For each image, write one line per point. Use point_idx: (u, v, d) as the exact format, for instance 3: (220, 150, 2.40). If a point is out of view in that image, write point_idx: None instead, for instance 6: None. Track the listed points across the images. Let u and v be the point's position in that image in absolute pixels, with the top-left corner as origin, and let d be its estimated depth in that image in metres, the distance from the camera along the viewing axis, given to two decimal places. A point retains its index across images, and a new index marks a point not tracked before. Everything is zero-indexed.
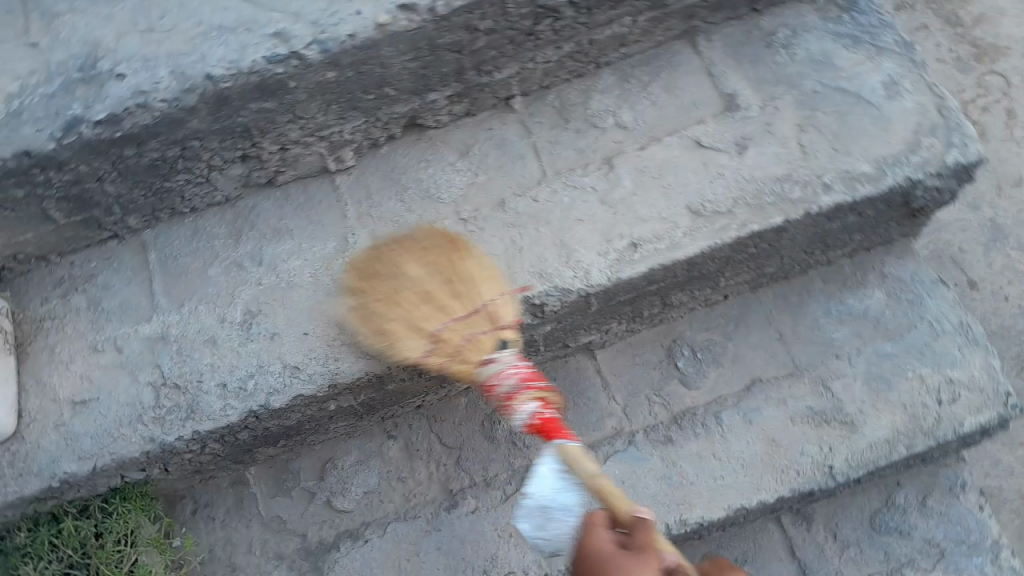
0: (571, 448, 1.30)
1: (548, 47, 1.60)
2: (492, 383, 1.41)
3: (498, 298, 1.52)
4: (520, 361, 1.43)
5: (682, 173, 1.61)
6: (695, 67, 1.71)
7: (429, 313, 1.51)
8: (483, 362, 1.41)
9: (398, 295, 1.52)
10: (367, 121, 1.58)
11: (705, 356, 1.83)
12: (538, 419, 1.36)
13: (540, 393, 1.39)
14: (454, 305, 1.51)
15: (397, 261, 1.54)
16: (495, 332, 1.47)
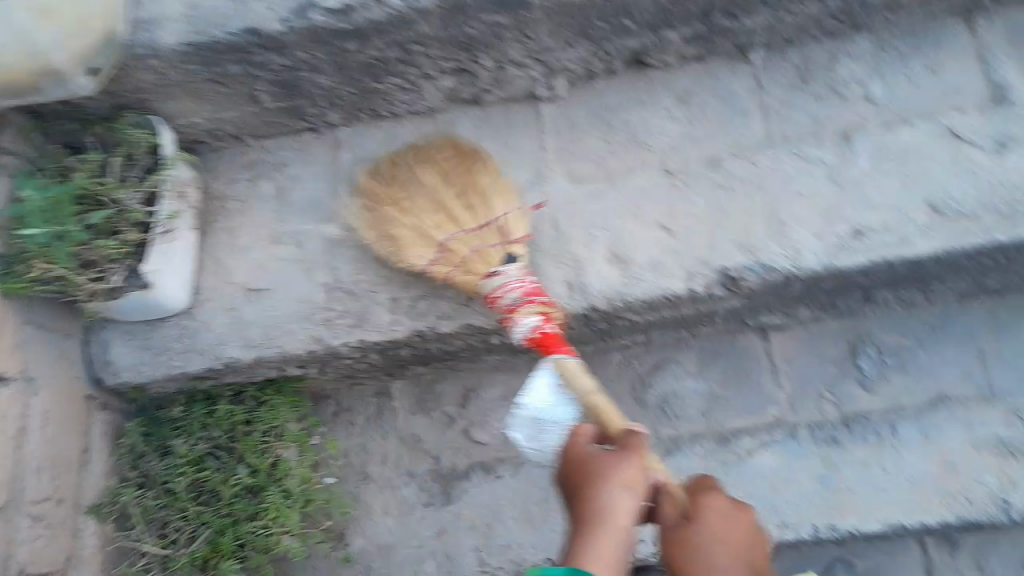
0: (569, 365, 1.29)
1: (809, 3, 1.42)
2: (495, 296, 1.41)
3: (510, 213, 1.46)
4: None
5: (926, 163, 1.42)
6: (965, 49, 1.49)
7: (437, 225, 1.44)
8: (485, 274, 1.41)
9: (412, 206, 1.49)
10: (593, 52, 1.46)
11: (890, 361, 1.70)
12: (540, 332, 1.36)
13: (543, 308, 1.39)
14: (454, 203, 1.47)
15: (463, 180, 1.49)
16: (505, 246, 1.43)
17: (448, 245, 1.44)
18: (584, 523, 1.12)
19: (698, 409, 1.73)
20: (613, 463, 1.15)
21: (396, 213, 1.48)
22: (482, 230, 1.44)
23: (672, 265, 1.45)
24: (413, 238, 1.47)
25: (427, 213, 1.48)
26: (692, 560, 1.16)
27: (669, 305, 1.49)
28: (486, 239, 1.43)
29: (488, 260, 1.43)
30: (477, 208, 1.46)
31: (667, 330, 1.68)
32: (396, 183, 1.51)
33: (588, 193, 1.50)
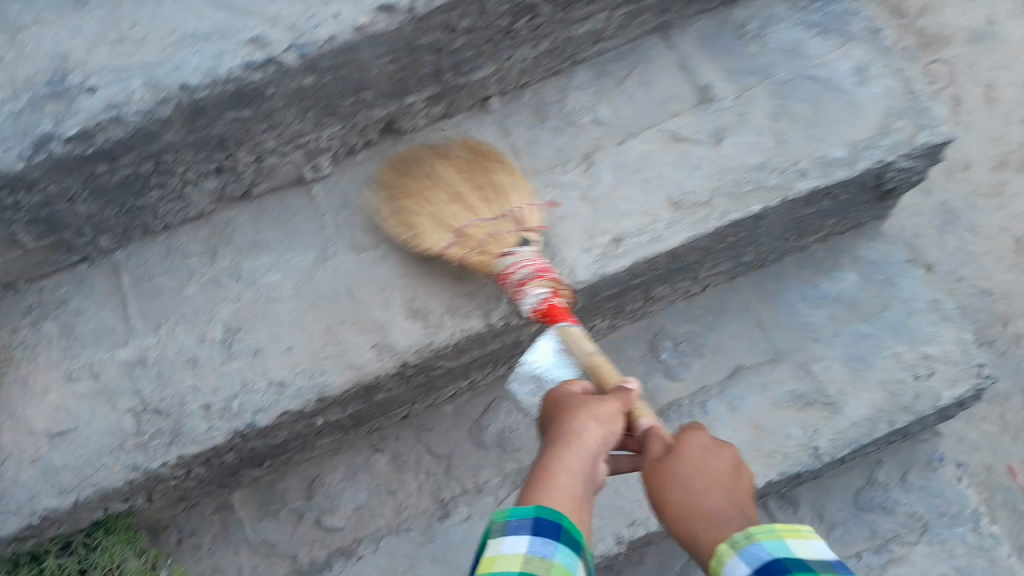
0: (574, 330, 1.40)
1: (524, 46, 1.57)
2: (508, 272, 1.49)
3: (525, 204, 1.56)
4: (537, 259, 1.50)
5: (660, 167, 1.62)
6: (667, 61, 1.70)
7: (456, 206, 1.56)
8: (503, 253, 1.49)
9: (451, 209, 1.57)
10: (345, 128, 1.55)
11: (686, 348, 1.85)
12: (545, 305, 1.45)
13: (551, 282, 1.48)
14: (481, 209, 1.55)
15: (485, 175, 1.60)
16: (519, 233, 1.54)
17: (465, 231, 1.54)
18: (555, 439, 1.17)
19: (535, 436, 1.79)
20: (596, 401, 1.20)
21: (421, 203, 1.57)
22: (500, 223, 1.55)
23: (465, 307, 1.54)
24: (433, 224, 1.55)
25: (482, 209, 1.54)
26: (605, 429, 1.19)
27: (475, 343, 1.57)
28: (503, 228, 1.54)
29: (500, 243, 1.52)
30: (496, 202, 1.57)
31: (486, 370, 1.73)
32: (492, 181, 1.60)
33: (368, 260, 1.56)
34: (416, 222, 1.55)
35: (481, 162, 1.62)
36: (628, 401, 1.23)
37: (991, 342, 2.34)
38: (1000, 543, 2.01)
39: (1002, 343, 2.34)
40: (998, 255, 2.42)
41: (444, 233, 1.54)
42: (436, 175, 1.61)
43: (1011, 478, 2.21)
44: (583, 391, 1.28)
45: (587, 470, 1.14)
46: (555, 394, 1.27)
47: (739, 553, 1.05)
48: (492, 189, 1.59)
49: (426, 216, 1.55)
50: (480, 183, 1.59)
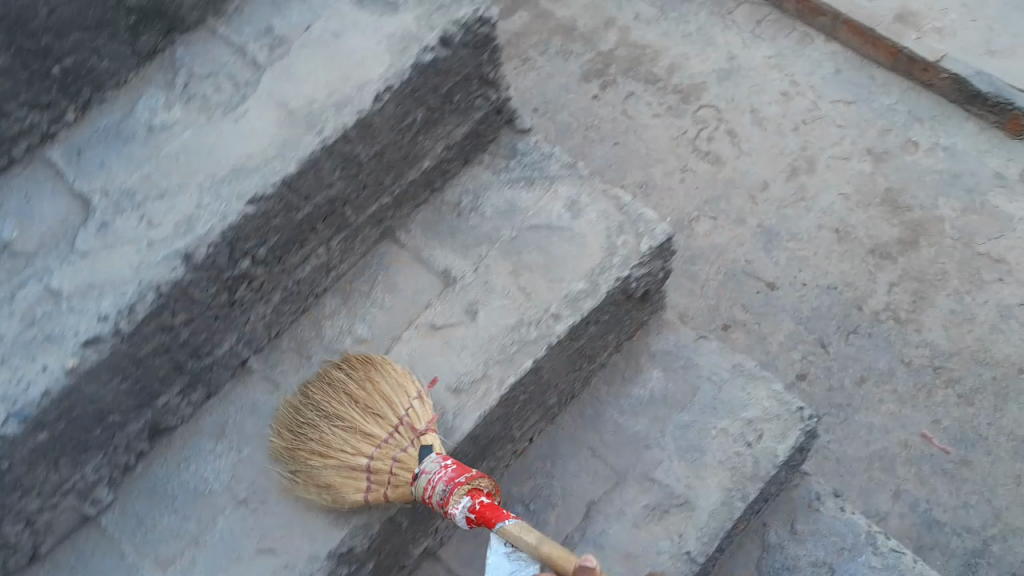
0: (513, 526, 1.33)
1: (258, 305, 1.63)
2: (426, 496, 1.44)
3: (410, 405, 1.55)
4: (446, 461, 1.46)
5: (430, 360, 1.66)
6: (405, 259, 1.81)
7: (358, 446, 1.53)
8: (414, 477, 1.47)
9: (350, 465, 1.52)
10: (108, 454, 1.54)
11: (537, 505, 1.84)
12: (475, 511, 1.38)
13: (470, 485, 1.41)
14: (378, 429, 1.53)
15: (367, 383, 1.58)
16: (416, 442, 1.52)
17: (374, 465, 1.49)
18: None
19: None
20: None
21: (320, 458, 1.51)
22: (396, 436, 1.52)
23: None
24: (345, 478, 1.51)
25: (375, 428, 1.53)
26: None
27: None
28: (401, 443, 1.51)
29: (407, 467, 1.48)
30: (384, 413, 1.55)
31: None
32: (364, 427, 1.52)
33: (179, 571, 1.49)
34: (333, 474, 1.51)
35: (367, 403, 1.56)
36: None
37: (853, 327, 2.60)
38: (903, 554, 2.02)
39: (861, 325, 2.60)
40: (825, 249, 2.74)
41: (367, 443, 1.51)
42: (326, 429, 1.53)
43: (930, 446, 2.41)
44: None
45: None
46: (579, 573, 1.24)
47: None
48: (373, 404, 1.56)
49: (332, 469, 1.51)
50: (368, 431, 1.52)
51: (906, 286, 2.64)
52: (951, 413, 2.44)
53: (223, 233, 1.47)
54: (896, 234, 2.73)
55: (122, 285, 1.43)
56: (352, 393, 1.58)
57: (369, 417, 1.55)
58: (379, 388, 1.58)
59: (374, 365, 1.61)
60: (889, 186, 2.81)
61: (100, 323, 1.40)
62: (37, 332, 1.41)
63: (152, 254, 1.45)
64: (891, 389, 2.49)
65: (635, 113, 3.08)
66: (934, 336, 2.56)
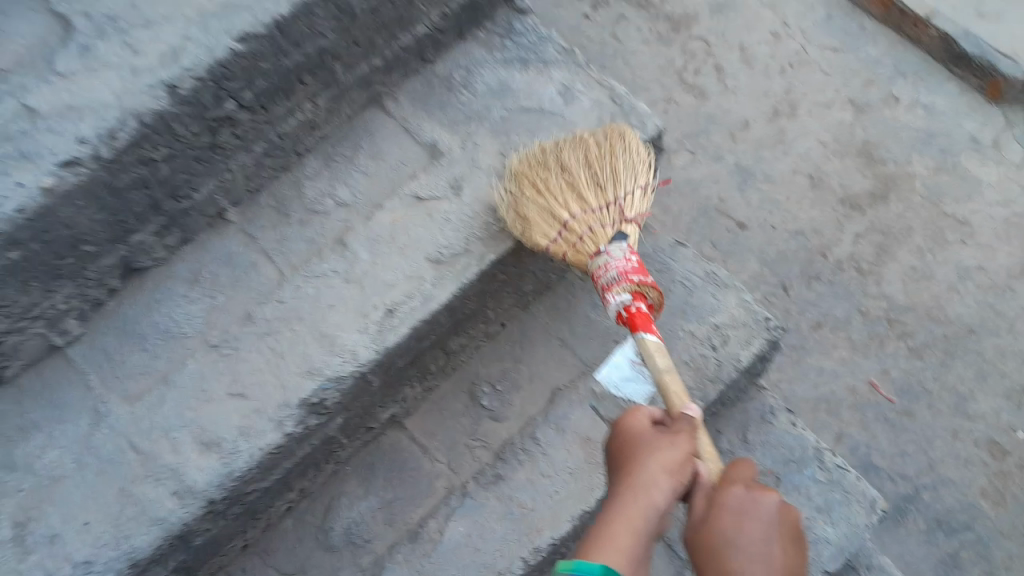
0: (650, 343, 1.44)
1: (239, 154, 1.61)
2: (599, 272, 1.54)
3: (630, 193, 1.61)
4: (632, 255, 1.54)
5: (412, 230, 1.64)
6: (391, 128, 1.77)
7: (565, 201, 1.61)
8: (594, 254, 1.56)
9: (550, 185, 1.61)
10: (79, 284, 1.53)
11: (503, 386, 1.87)
12: (626, 312, 1.49)
13: (638, 286, 1.51)
14: (593, 198, 1.61)
15: (606, 157, 1.62)
16: (619, 225, 1.59)
17: (570, 225, 1.59)
18: (623, 488, 1.22)
19: (380, 521, 1.74)
20: (657, 443, 1.26)
21: (535, 194, 1.60)
22: (606, 213, 1.60)
23: (258, 423, 1.49)
24: (541, 219, 1.59)
25: (579, 167, 1.62)
26: (647, 458, 1.23)
27: (282, 456, 1.53)
28: (606, 220, 1.59)
29: (598, 239, 1.57)
30: (606, 191, 1.61)
31: (310, 475, 1.73)
32: (611, 148, 1.63)
33: (147, 406, 1.50)
34: (532, 216, 1.59)
35: (618, 133, 1.65)
36: (693, 427, 1.31)
37: (816, 274, 2.54)
38: (847, 472, 2.02)
39: (824, 272, 2.54)
40: (798, 195, 2.65)
41: (553, 225, 1.60)
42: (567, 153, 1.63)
43: (876, 394, 2.40)
44: (648, 418, 1.33)
45: (649, 525, 1.18)
46: (620, 419, 1.36)
47: None
48: (600, 184, 1.61)
49: (540, 208, 1.59)
50: (611, 150, 1.62)
51: (871, 238, 2.57)
52: (900, 365, 2.42)
53: (210, 68, 1.43)
54: (868, 185, 2.64)
55: (104, 110, 1.39)
56: (586, 156, 1.62)
57: (591, 185, 1.61)
58: (614, 163, 1.61)
59: (612, 144, 1.63)
60: (866, 138, 2.71)
61: (78, 146, 1.36)
62: (12, 149, 1.37)
63: (136, 81, 1.41)
64: (844, 336, 2.46)
65: (624, 37, 2.96)
66: (893, 288, 2.50)
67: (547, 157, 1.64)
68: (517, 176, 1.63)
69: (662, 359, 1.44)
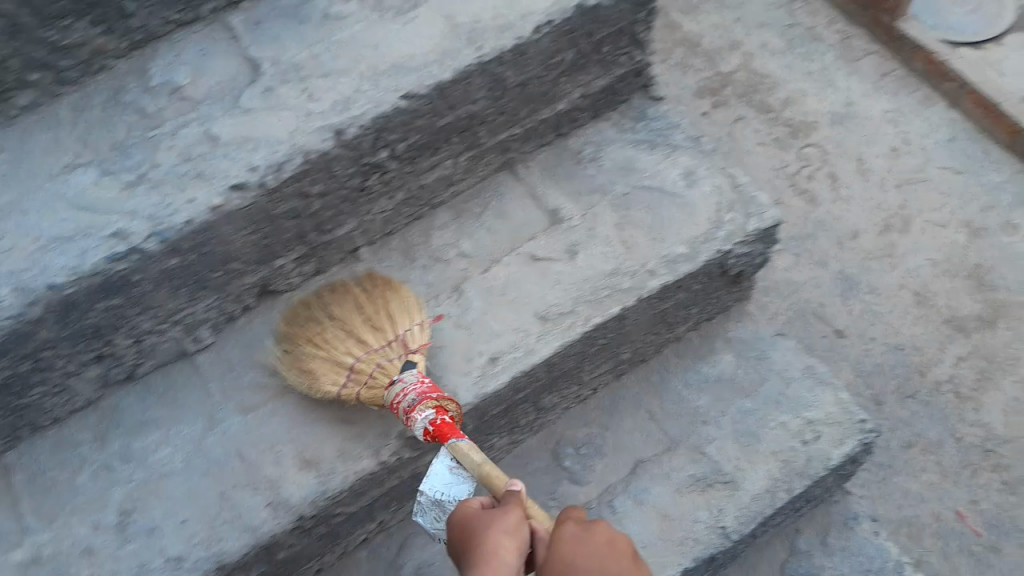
0: (461, 445, 1.43)
1: (382, 199, 1.75)
2: (396, 401, 1.54)
3: (412, 329, 1.65)
4: (423, 377, 1.58)
5: (525, 286, 1.74)
6: (519, 191, 1.90)
7: (347, 347, 1.64)
8: (390, 383, 1.58)
9: (329, 337, 1.64)
10: (220, 298, 1.67)
11: (587, 451, 1.93)
12: (433, 425, 1.49)
13: (437, 402, 1.52)
14: (372, 337, 1.64)
15: (378, 305, 1.68)
16: (405, 358, 1.63)
17: (358, 366, 1.60)
18: (472, 559, 1.29)
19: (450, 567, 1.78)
20: (497, 517, 1.31)
21: (314, 348, 1.64)
22: (389, 348, 1.64)
23: (356, 448, 1.60)
24: (329, 369, 1.61)
25: (358, 317, 1.66)
26: (489, 532, 1.29)
27: (371, 484, 1.62)
28: (390, 353, 1.63)
29: (388, 373, 1.60)
30: (382, 327, 1.65)
31: (391, 509, 1.78)
32: (384, 297, 1.70)
33: (257, 419, 1.62)
34: (314, 367, 1.63)
35: (385, 283, 1.73)
36: (519, 502, 1.34)
37: (912, 392, 2.48)
38: None
39: (921, 392, 2.48)
40: (902, 309, 2.63)
41: (339, 369, 1.62)
42: (331, 306, 1.67)
43: (962, 523, 2.29)
44: (480, 506, 1.37)
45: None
46: (453, 518, 1.39)
47: None
48: (371, 329, 1.65)
49: (320, 360, 1.63)
50: (382, 296, 1.70)
51: (973, 362, 2.52)
52: (992, 497, 2.31)
53: (374, 119, 1.59)
54: (977, 310, 2.62)
55: (276, 144, 1.56)
56: (360, 300, 1.69)
57: (369, 328, 1.65)
58: (387, 304, 1.69)
59: (395, 288, 1.72)
60: (978, 262, 2.70)
61: (248, 173, 1.53)
62: (190, 168, 1.55)
63: (308, 122, 1.58)
64: (935, 460, 2.37)
65: (741, 137, 3.02)
66: (992, 417, 2.43)
67: (365, 289, 1.70)
68: (326, 311, 1.67)
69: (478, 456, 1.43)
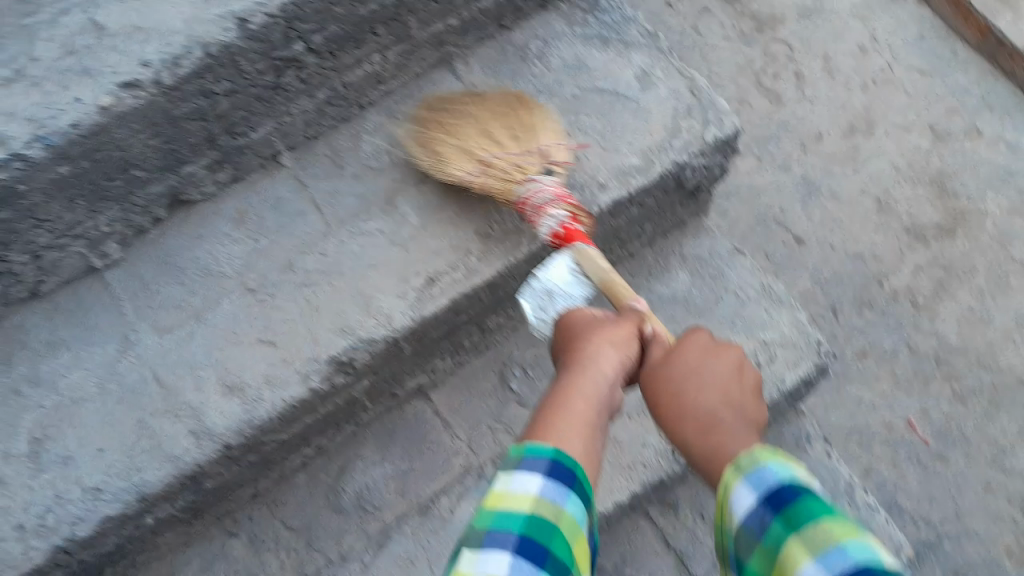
0: (586, 251, 1.43)
1: (301, 98, 1.57)
2: (529, 196, 1.50)
3: (552, 143, 1.58)
4: (562, 185, 1.52)
5: (464, 199, 1.59)
6: (457, 91, 1.70)
7: (481, 146, 1.57)
8: (524, 179, 1.51)
9: (459, 128, 1.61)
10: (124, 209, 1.51)
11: (536, 372, 1.77)
12: (563, 229, 1.46)
13: (573, 209, 1.49)
14: (516, 142, 1.58)
15: (516, 113, 1.62)
16: (545, 167, 1.56)
17: (490, 162, 1.55)
18: (569, 362, 1.16)
19: (393, 491, 1.67)
20: (609, 325, 1.22)
21: (447, 134, 1.59)
22: (526, 155, 1.55)
23: (283, 373, 1.47)
24: (458, 155, 1.57)
25: (493, 119, 1.61)
26: (597, 340, 1.19)
27: (304, 410, 1.51)
28: (530, 160, 1.55)
29: (524, 172, 1.53)
30: (523, 138, 1.58)
31: (328, 432, 1.66)
32: (520, 103, 1.63)
33: (176, 341, 1.49)
34: (442, 151, 1.57)
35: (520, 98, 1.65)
36: (637, 317, 1.27)
37: (869, 300, 2.40)
38: (876, 511, 1.95)
39: (879, 300, 2.40)
40: (862, 216, 2.51)
41: (468, 160, 1.56)
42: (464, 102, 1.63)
43: (912, 433, 2.25)
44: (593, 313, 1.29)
45: (605, 398, 1.11)
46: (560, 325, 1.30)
47: (745, 478, 0.95)
48: (523, 129, 1.59)
49: (458, 154, 1.57)
50: (518, 113, 1.61)
51: (931, 272, 2.43)
52: (942, 406, 2.27)
53: (283, 5, 1.38)
54: (935, 218, 2.50)
55: (170, 35, 1.35)
56: (501, 112, 1.62)
57: (512, 135, 1.59)
58: (529, 118, 1.61)
59: (535, 108, 1.63)
60: (942, 168, 2.57)
61: (140, 67, 1.33)
62: (74, 62, 1.34)
63: (207, 10, 1.37)
64: (888, 369, 2.32)
65: (706, 31, 2.83)
66: (946, 327, 2.36)
67: (508, 100, 1.63)
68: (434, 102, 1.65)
69: (601, 261, 1.43)
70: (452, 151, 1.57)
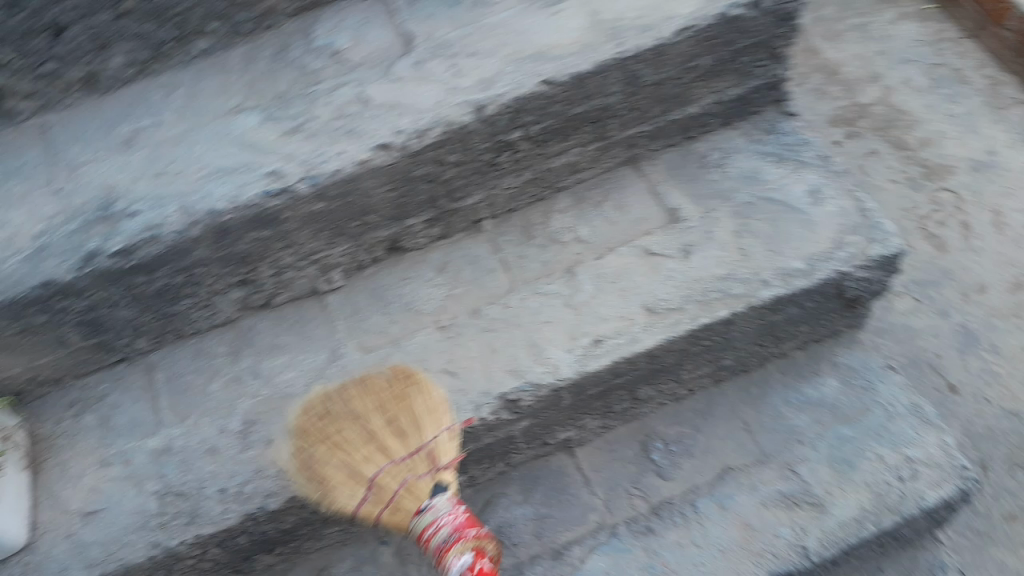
0: None
1: (510, 176, 1.84)
2: (428, 530, 1.50)
3: (438, 438, 1.59)
4: (455, 505, 1.53)
5: (635, 277, 1.80)
6: (641, 186, 1.93)
7: (372, 455, 1.56)
8: (418, 511, 1.53)
9: (346, 439, 1.57)
10: (353, 245, 1.81)
11: (677, 448, 1.92)
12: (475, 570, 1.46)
13: (474, 543, 1.49)
14: (396, 448, 1.57)
15: (396, 406, 1.60)
16: (432, 474, 1.57)
17: (379, 482, 1.55)
18: None
19: (530, 531, 1.84)
20: None
21: (330, 450, 1.56)
22: (416, 459, 1.57)
23: (460, 401, 1.71)
24: (347, 479, 1.55)
25: (375, 415, 1.58)
26: None
27: (468, 437, 1.73)
28: (417, 468, 1.56)
29: (417, 492, 1.55)
30: (410, 436, 1.58)
31: (484, 465, 1.85)
32: (405, 394, 1.62)
33: (374, 360, 1.76)
34: (331, 465, 1.55)
35: (405, 377, 1.72)
36: None
37: None
38: None
39: None
40: None
41: (354, 481, 1.55)
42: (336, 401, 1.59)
43: None
44: None
45: None
46: None
47: None
48: (411, 425, 1.59)
49: (339, 475, 1.56)
50: (401, 391, 1.62)
51: None
52: None
53: (515, 100, 1.66)
54: None
55: (422, 112, 1.66)
56: (380, 402, 1.60)
57: (388, 434, 1.57)
58: (408, 405, 1.59)
59: (412, 380, 1.63)
60: None
61: (393, 134, 1.65)
62: (343, 125, 1.67)
63: (452, 97, 1.67)
64: None
65: (869, 172, 2.85)
66: None
67: (388, 390, 1.61)
68: (357, 380, 1.64)
69: None
70: (359, 468, 1.54)
